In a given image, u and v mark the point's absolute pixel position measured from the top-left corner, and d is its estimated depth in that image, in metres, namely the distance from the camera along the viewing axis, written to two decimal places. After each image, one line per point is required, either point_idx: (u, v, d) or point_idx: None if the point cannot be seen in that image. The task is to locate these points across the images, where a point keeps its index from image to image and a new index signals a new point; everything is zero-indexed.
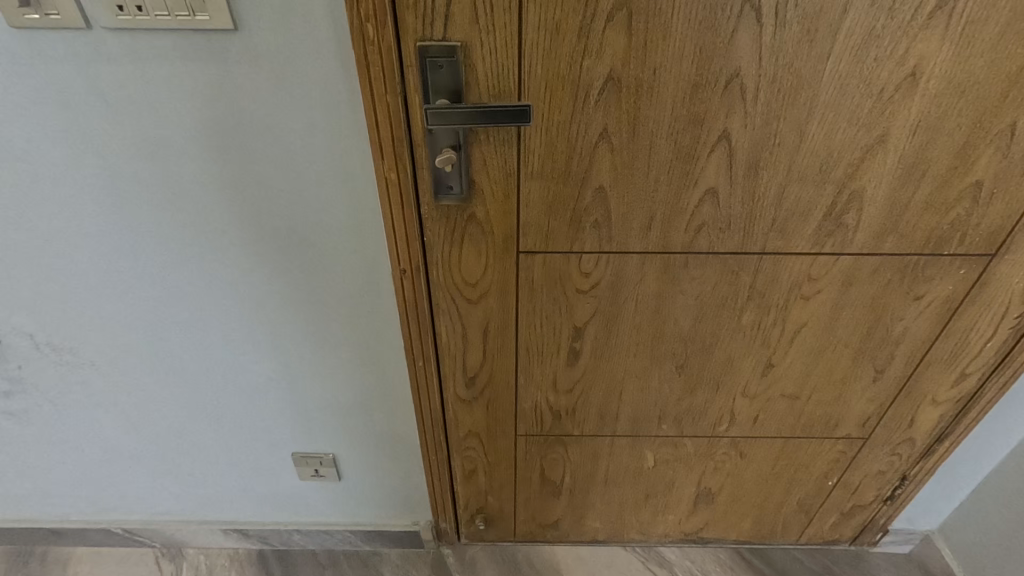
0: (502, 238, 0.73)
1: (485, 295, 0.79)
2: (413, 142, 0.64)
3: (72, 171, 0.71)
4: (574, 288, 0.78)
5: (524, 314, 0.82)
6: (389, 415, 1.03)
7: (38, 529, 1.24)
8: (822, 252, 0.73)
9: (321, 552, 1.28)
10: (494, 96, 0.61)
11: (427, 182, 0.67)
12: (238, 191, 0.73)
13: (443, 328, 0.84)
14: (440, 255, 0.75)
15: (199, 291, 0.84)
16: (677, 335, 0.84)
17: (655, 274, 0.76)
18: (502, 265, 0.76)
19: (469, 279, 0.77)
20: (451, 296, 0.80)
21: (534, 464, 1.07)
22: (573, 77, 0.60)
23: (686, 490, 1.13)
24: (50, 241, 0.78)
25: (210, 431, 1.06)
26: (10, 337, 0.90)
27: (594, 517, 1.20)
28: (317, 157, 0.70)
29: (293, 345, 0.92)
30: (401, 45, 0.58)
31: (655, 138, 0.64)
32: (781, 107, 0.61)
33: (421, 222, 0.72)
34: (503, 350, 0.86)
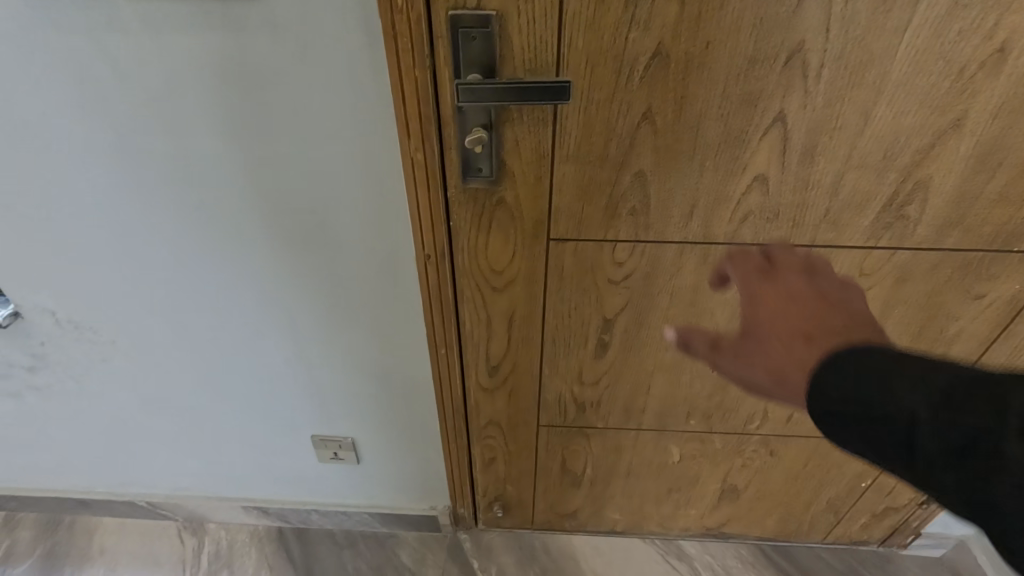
0: (533, 224, 0.69)
1: (512, 283, 0.76)
2: (441, 120, 0.60)
3: (89, 146, 0.69)
4: (605, 278, 0.74)
5: (552, 303, 0.78)
6: (409, 401, 1.01)
7: (65, 499, 1.27)
8: (877, 246, 0.68)
9: (338, 532, 1.28)
10: (530, 71, 0.57)
11: (455, 163, 0.63)
12: (257, 171, 0.70)
13: (466, 315, 0.81)
14: (466, 241, 0.72)
15: (219, 273, 0.83)
16: (712, 329, 0.80)
17: (692, 265, 0.72)
18: (531, 253, 0.72)
19: (496, 266, 0.74)
20: (477, 284, 0.76)
21: (555, 454, 1.05)
22: (617, 52, 0.55)
23: (711, 486, 1.10)
24: (71, 218, 0.77)
25: (230, 411, 1.05)
26: (33, 314, 0.90)
27: (614, 509, 1.18)
28: (338, 137, 0.66)
29: (313, 327, 0.90)
30: (433, 14, 0.53)
31: (703, 120, 0.59)
32: (846, 86, 0.56)
33: (447, 206, 0.68)
34: (528, 341, 0.83)
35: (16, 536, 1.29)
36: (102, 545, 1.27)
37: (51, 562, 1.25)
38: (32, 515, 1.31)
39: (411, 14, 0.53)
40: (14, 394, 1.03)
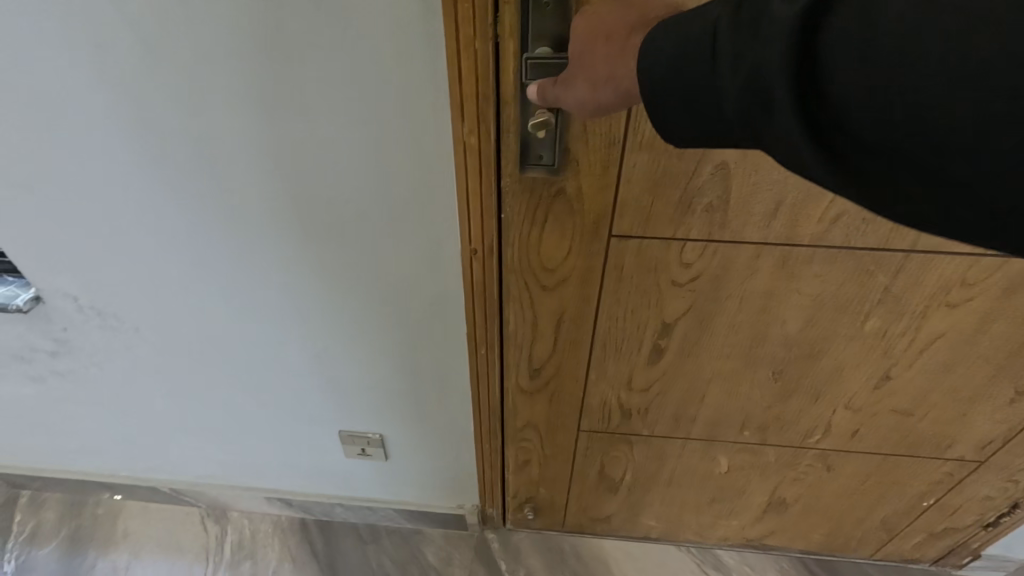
0: (594, 219, 0.62)
1: (564, 283, 0.69)
2: (501, 100, 0.53)
3: (113, 122, 0.63)
4: (668, 280, 0.67)
5: (606, 305, 0.71)
6: (442, 399, 0.96)
7: (89, 481, 1.25)
8: (985, 253, 0.60)
9: (362, 526, 1.25)
10: None
11: (512, 149, 0.56)
12: (287, 154, 0.64)
13: (511, 315, 0.74)
14: (517, 236, 0.65)
15: (249, 262, 0.78)
16: (781, 338, 0.73)
17: (769, 268, 0.65)
18: (589, 250, 0.65)
19: (548, 263, 0.67)
20: (525, 281, 0.70)
21: (594, 460, 0.99)
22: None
23: (758, 498, 1.03)
24: (94, 199, 0.72)
25: (254, 402, 1.01)
26: (55, 299, 0.86)
27: (650, 516, 1.12)
28: (378, 116, 0.60)
29: (344, 320, 0.85)
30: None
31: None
32: None
33: (499, 196, 0.61)
34: (576, 344, 0.77)
35: (41, 516, 1.28)
36: (125, 529, 1.26)
37: (75, 543, 1.24)
38: (56, 496, 1.30)
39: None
40: (37, 378, 1.00)
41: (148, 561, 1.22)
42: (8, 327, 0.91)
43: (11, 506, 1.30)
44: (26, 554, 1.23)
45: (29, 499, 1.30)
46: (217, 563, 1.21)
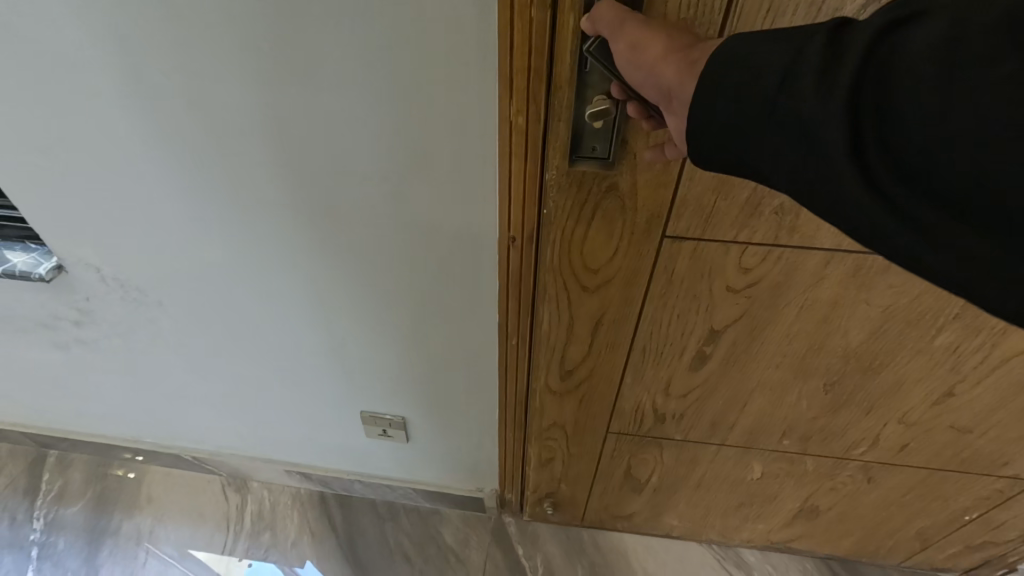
0: (646, 219, 0.56)
1: (606, 284, 0.64)
2: (554, 82, 0.47)
3: (129, 90, 0.59)
4: (723, 285, 0.62)
5: (651, 310, 0.67)
6: (467, 386, 0.93)
7: (115, 444, 1.27)
8: None
9: (380, 503, 1.25)
10: (685, 16, 0.42)
11: (562, 138, 0.50)
12: (313, 142, 0.61)
13: (544, 319, 0.70)
14: (557, 233, 0.59)
15: (272, 240, 0.74)
16: (840, 351, 0.67)
17: (840, 277, 0.59)
18: (637, 251, 0.60)
19: (591, 263, 0.62)
20: (565, 282, 0.65)
21: (620, 462, 0.96)
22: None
23: (789, 504, 1.00)
24: (111, 168, 0.68)
25: (276, 380, 1.00)
26: (76, 270, 0.83)
27: (674, 516, 1.10)
28: (414, 92, 0.54)
29: (372, 306, 0.82)
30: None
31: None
32: None
33: (541, 187, 0.56)
34: (614, 347, 0.72)
35: (68, 477, 1.31)
36: (149, 494, 1.28)
37: (101, 504, 1.26)
38: (82, 457, 1.32)
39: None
40: (63, 346, 0.99)
41: (171, 526, 1.23)
42: (32, 294, 0.90)
43: (39, 466, 1.32)
44: (53, 513, 1.25)
45: (56, 459, 1.33)
46: (238, 532, 1.23)
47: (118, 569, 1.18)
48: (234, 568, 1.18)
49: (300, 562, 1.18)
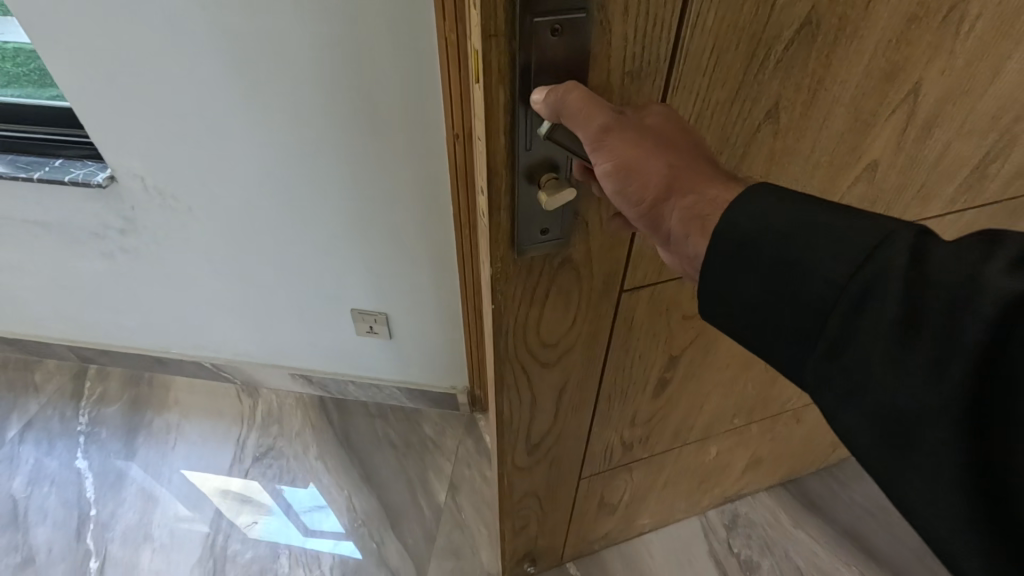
0: (603, 279, 0.59)
1: (566, 354, 0.67)
2: (494, 177, 0.46)
3: (176, 21, 0.82)
4: (680, 315, 0.70)
5: (616, 355, 0.72)
6: (437, 282, 1.16)
7: (147, 357, 1.49)
8: (950, 211, 0.69)
9: (372, 403, 1.47)
10: (628, 70, 0.42)
11: (505, 229, 0.50)
12: (309, 66, 0.84)
13: (508, 406, 0.71)
14: (512, 323, 0.59)
15: (278, 153, 0.97)
16: None
17: None
18: (596, 313, 0.63)
19: (548, 340, 0.64)
20: (524, 365, 0.66)
21: (593, 493, 1.01)
22: (761, 29, 0.43)
23: (739, 466, 1.14)
24: (156, 72, 0.89)
25: (284, 286, 1.22)
26: (125, 180, 1.06)
27: (645, 517, 1.16)
28: (379, 20, 0.78)
29: (360, 215, 1.05)
30: (525, 13, 0.38)
31: (834, 107, 0.52)
32: (990, 45, 0.50)
33: (492, 285, 0.55)
34: (578, 405, 0.77)
35: (107, 384, 1.53)
36: (175, 397, 1.50)
37: (135, 405, 1.48)
38: (119, 369, 1.55)
39: (495, 18, 0.37)
40: (107, 254, 1.22)
41: (194, 421, 1.45)
42: (87, 204, 1.12)
43: (81, 376, 1.55)
44: (96, 411, 1.47)
45: (96, 372, 1.56)
46: (250, 425, 1.44)
47: (152, 452, 1.39)
48: (258, 513, 1.28)
49: (305, 445, 1.40)
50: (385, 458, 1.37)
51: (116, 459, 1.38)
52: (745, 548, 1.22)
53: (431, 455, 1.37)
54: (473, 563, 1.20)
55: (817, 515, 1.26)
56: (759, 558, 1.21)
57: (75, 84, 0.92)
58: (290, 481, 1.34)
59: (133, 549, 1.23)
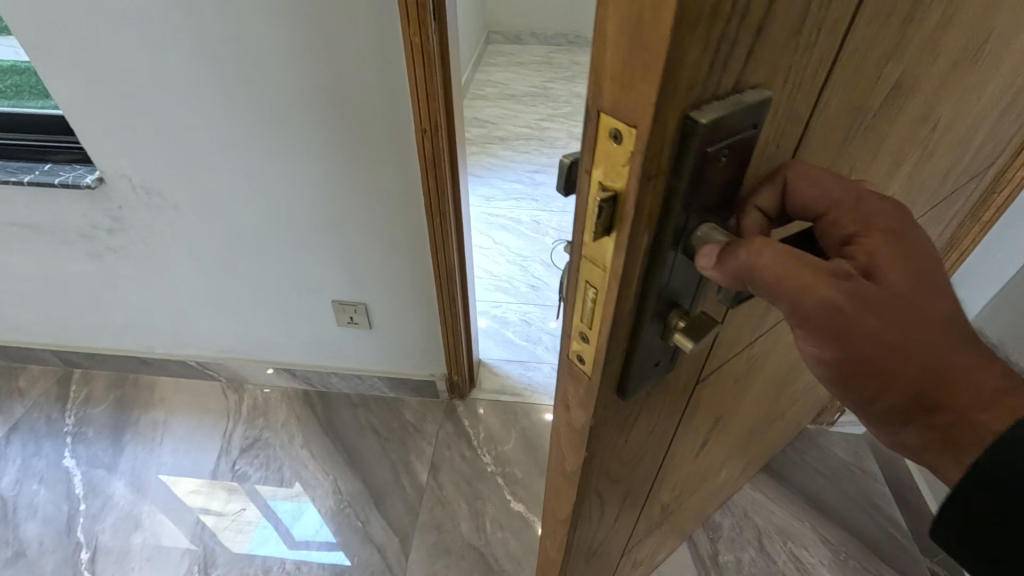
0: (684, 378, 0.57)
1: (640, 459, 0.63)
2: (620, 326, 0.39)
3: (164, 26, 0.90)
4: (731, 382, 0.71)
5: (678, 438, 0.70)
6: (412, 271, 1.23)
7: (132, 358, 1.53)
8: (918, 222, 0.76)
9: (354, 394, 1.53)
10: (763, 169, 0.39)
11: (619, 372, 0.43)
12: (287, 67, 0.93)
13: (583, 531, 0.64)
14: (604, 456, 0.53)
15: (257, 148, 1.04)
16: (789, 363, 0.86)
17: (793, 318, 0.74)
18: (672, 411, 0.61)
19: (628, 456, 0.59)
20: (603, 488, 0.59)
21: (628, 560, 0.96)
22: (860, 105, 0.43)
23: (733, 478, 1.19)
24: (147, 77, 0.96)
25: (268, 280, 1.29)
26: (113, 180, 1.12)
27: (664, 550, 1.15)
28: (350, 26, 0.87)
29: (335, 208, 1.12)
30: (694, 143, 0.30)
31: (885, 160, 0.53)
32: (977, 83, 0.55)
33: (588, 436, 0.48)
34: (635, 498, 0.73)
35: (92, 386, 1.57)
36: (161, 396, 1.54)
37: (121, 405, 1.52)
38: (104, 372, 1.59)
39: (658, 156, 0.30)
40: (95, 254, 1.27)
41: (180, 418, 1.49)
42: (76, 206, 1.18)
43: (66, 380, 1.58)
44: (82, 412, 1.51)
45: (81, 375, 1.59)
46: (237, 420, 1.49)
47: (140, 448, 1.43)
48: (245, 532, 1.28)
49: (290, 434, 1.46)
50: (370, 445, 1.43)
51: (104, 457, 1.41)
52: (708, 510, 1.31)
53: (413, 440, 1.44)
54: (456, 534, 1.27)
55: (778, 482, 1.36)
56: (721, 519, 1.30)
57: (67, 90, 1.00)
58: (275, 469, 1.39)
59: (124, 538, 1.27)
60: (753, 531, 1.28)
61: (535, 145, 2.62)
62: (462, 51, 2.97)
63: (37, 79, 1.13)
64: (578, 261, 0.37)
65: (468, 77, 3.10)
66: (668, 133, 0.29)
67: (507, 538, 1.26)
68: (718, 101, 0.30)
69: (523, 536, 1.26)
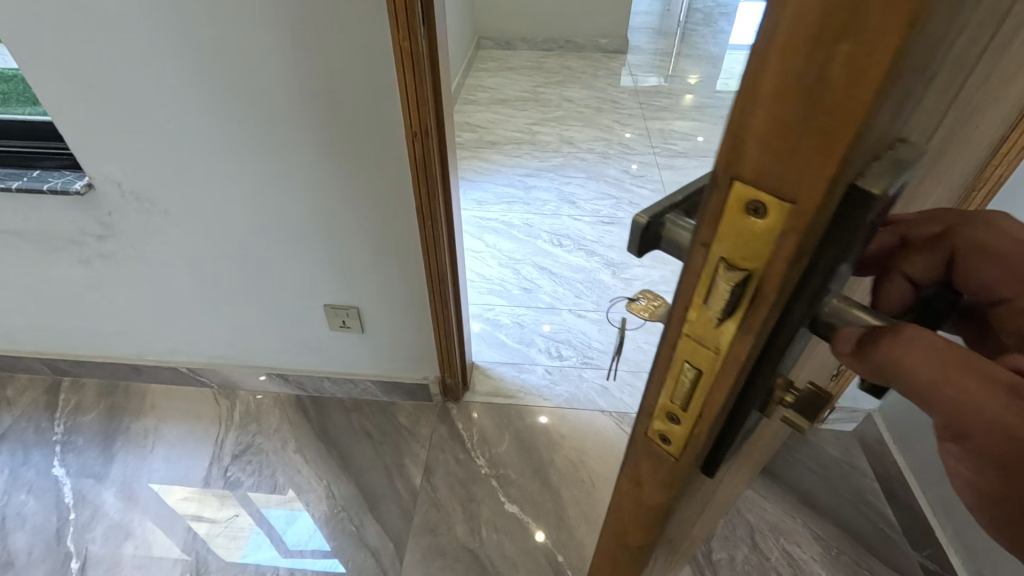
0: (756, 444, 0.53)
1: (699, 522, 0.60)
2: (724, 408, 0.34)
3: (154, 33, 0.90)
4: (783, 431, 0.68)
5: (732, 494, 0.66)
6: (404, 275, 1.24)
7: (123, 365, 1.52)
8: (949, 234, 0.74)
9: (347, 399, 1.54)
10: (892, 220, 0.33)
11: (712, 453, 0.38)
12: (278, 73, 0.93)
13: None
14: (674, 530, 0.49)
15: (248, 154, 1.04)
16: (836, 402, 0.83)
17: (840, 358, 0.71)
18: (737, 473, 0.57)
19: (690, 521, 0.55)
20: (664, 556, 0.56)
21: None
22: (954, 140, 0.39)
23: None
24: (136, 83, 0.96)
25: (260, 285, 1.29)
26: (103, 186, 1.12)
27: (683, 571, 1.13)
28: (341, 32, 0.88)
29: (327, 212, 1.13)
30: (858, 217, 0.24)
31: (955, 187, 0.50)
32: None
33: (668, 512, 0.44)
34: (682, 552, 0.70)
35: (82, 394, 1.55)
36: (153, 403, 1.53)
37: (111, 413, 1.51)
38: (93, 380, 1.58)
39: (811, 236, 0.24)
40: (85, 261, 1.27)
41: (172, 425, 1.48)
42: (65, 212, 1.18)
43: (55, 389, 1.57)
44: (72, 420, 1.49)
45: (70, 383, 1.58)
46: (229, 426, 1.49)
47: (131, 456, 1.42)
48: (239, 539, 1.27)
49: (283, 440, 1.45)
50: (364, 449, 1.43)
51: (94, 465, 1.40)
52: None
53: (407, 443, 1.44)
54: (450, 537, 1.26)
55: (770, 479, 1.38)
56: None
57: (57, 97, 1.00)
58: (268, 474, 1.38)
59: (115, 546, 1.26)
60: (746, 528, 1.29)
61: (526, 149, 2.64)
62: (453, 56, 2.99)
63: (25, 86, 1.13)
64: (675, 339, 0.32)
65: (459, 83, 3.11)
66: (827, 208, 0.24)
67: (502, 539, 1.26)
68: (888, 163, 0.24)
69: (518, 537, 1.26)
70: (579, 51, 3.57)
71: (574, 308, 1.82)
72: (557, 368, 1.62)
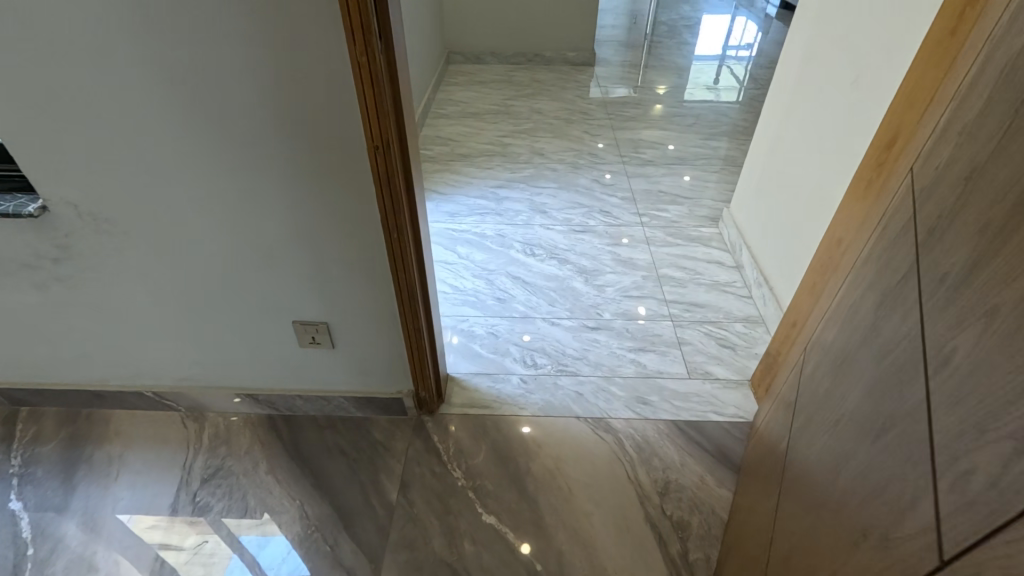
0: None
1: None
2: None
3: (106, 52, 0.89)
4: None
5: None
6: (373, 289, 1.23)
7: (85, 391, 1.48)
8: None
9: (320, 416, 1.52)
10: None
11: None
12: (236, 90, 0.93)
13: None
14: None
15: (209, 172, 1.04)
16: None
17: None
18: None
19: None
20: None
21: None
22: None
23: None
24: (91, 103, 0.95)
25: (226, 305, 1.27)
26: (58, 208, 1.09)
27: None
28: (296, 48, 0.88)
29: (292, 227, 1.12)
30: None
31: None
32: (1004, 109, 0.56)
33: None
34: None
35: (41, 424, 1.50)
36: (117, 429, 1.49)
37: (72, 442, 1.46)
38: (53, 410, 1.52)
39: None
40: (40, 285, 1.23)
41: (137, 452, 1.44)
42: (18, 236, 1.14)
43: (12, 419, 1.51)
44: (30, 451, 1.44)
45: (28, 414, 1.52)
46: (198, 449, 1.45)
47: (93, 485, 1.37)
48: (210, 564, 1.23)
49: (254, 461, 1.42)
50: (338, 466, 1.41)
51: (54, 498, 1.35)
52: (677, 510, 1.32)
53: (382, 458, 1.42)
54: (427, 552, 1.25)
55: None
56: (690, 517, 1.31)
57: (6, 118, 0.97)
58: (238, 497, 1.35)
59: None
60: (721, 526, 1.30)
61: (497, 161, 2.66)
62: (421, 71, 3.01)
63: None
64: None
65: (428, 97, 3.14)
66: None
67: (480, 550, 1.25)
68: None
69: (496, 548, 1.25)
70: (548, 64, 3.64)
71: (547, 316, 1.83)
72: (532, 376, 1.63)
